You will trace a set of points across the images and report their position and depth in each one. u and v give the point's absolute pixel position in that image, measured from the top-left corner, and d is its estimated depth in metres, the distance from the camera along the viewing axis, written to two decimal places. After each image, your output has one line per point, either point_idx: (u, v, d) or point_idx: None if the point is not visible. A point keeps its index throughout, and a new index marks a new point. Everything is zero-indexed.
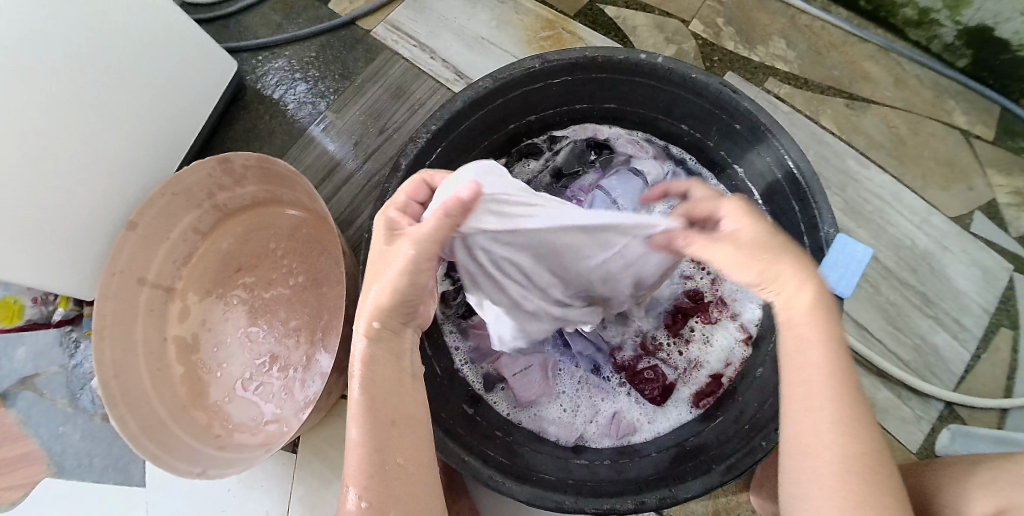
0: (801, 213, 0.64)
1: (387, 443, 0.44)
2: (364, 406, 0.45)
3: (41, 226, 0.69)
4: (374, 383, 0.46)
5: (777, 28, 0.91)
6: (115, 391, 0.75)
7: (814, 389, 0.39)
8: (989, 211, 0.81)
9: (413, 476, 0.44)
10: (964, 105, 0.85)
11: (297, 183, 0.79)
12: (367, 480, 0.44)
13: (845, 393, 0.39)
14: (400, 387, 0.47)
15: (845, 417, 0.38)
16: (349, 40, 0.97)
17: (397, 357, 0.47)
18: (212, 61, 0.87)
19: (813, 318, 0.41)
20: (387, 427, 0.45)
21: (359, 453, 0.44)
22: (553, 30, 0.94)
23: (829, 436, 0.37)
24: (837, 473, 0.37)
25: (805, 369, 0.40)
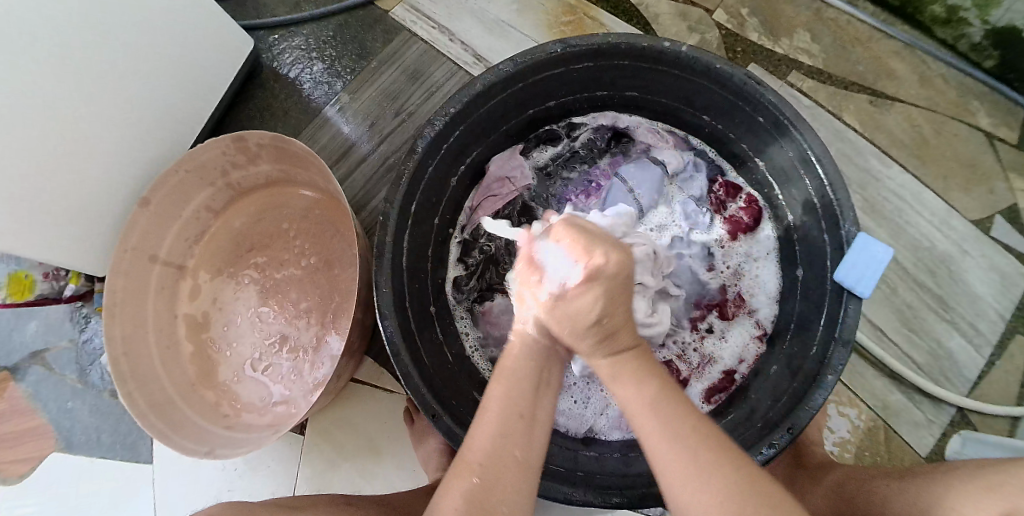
0: (822, 210, 0.63)
1: (511, 432, 0.46)
2: (501, 397, 0.48)
3: (52, 201, 0.68)
4: (513, 386, 0.48)
5: (802, 21, 0.89)
6: (124, 368, 0.75)
7: (653, 423, 0.43)
8: (1010, 216, 0.80)
9: (516, 473, 0.45)
10: (990, 106, 0.84)
11: (311, 163, 0.78)
12: (485, 461, 0.45)
13: (662, 407, 0.44)
14: (532, 393, 0.49)
15: (682, 433, 0.42)
16: (366, 19, 0.95)
17: (529, 372, 0.49)
18: (227, 37, 0.86)
19: (609, 366, 0.47)
20: (518, 421, 0.46)
21: (483, 438, 0.46)
22: (574, 15, 0.92)
23: (670, 456, 0.42)
24: (690, 485, 0.40)
25: (630, 406, 0.45)
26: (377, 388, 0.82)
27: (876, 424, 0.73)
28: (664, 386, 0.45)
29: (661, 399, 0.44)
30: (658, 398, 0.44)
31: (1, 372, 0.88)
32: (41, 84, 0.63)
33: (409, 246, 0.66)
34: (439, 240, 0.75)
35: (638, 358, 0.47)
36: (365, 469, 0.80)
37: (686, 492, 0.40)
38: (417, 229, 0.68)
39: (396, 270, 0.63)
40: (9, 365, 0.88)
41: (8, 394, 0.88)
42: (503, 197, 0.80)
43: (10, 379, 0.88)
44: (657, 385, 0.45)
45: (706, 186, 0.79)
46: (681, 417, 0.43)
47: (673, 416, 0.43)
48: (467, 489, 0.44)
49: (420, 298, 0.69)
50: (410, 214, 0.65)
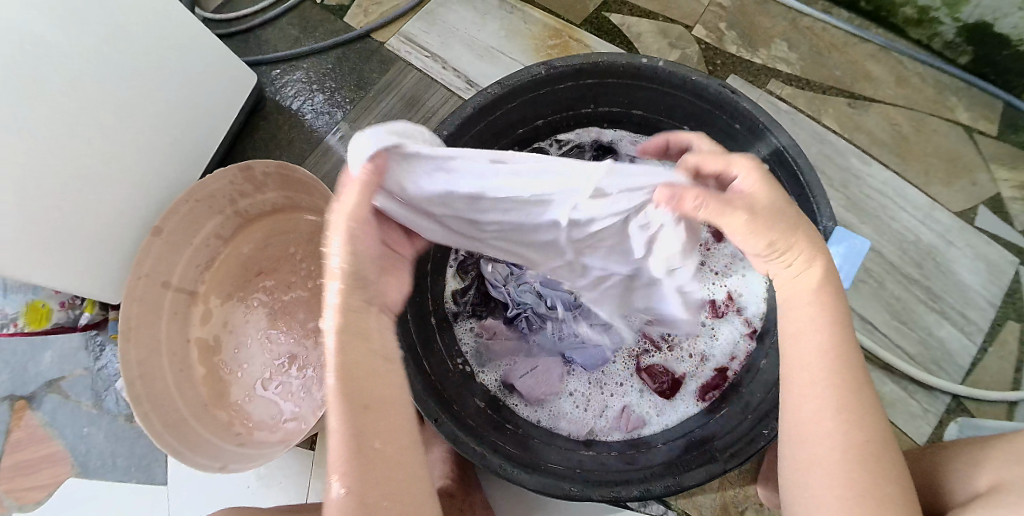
0: (801, 211, 0.66)
1: (365, 427, 0.41)
2: (341, 410, 0.41)
3: (69, 231, 0.72)
4: (343, 380, 0.42)
5: (778, 31, 0.93)
6: (139, 389, 0.78)
7: (817, 402, 0.43)
8: (993, 205, 0.81)
9: (389, 462, 0.41)
10: (967, 101, 0.86)
11: (314, 189, 0.83)
12: (349, 471, 0.40)
13: (846, 397, 0.43)
14: (372, 379, 0.43)
15: (848, 423, 0.42)
16: (363, 52, 1.00)
17: (359, 331, 0.43)
18: (232, 75, 0.91)
19: (820, 323, 0.45)
20: (364, 412, 0.41)
21: (342, 469, 0.41)
22: (559, 39, 0.97)
23: (829, 432, 0.42)
24: (836, 478, 0.41)
25: (801, 367, 0.45)
26: None
27: None
28: (850, 367, 0.44)
29: (847, 381, 0.43)
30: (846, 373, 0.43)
31: (20, 401, 0.91)
32: (59, 121, 0.68)
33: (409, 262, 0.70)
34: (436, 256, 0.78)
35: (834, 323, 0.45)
36: None
37: (818, 477, 0.42)
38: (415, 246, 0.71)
39: None
40: (26, 394, 0.92)
41: (25, 422, 0.91)
42: None
43: (27, 407, 0.91)
44: (844, 357, 0.44)
45: None
46: (856, 406, 0.43)
47: (846, 399, 0.43)
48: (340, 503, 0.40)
49: (421, 311, 0.72)
50: None
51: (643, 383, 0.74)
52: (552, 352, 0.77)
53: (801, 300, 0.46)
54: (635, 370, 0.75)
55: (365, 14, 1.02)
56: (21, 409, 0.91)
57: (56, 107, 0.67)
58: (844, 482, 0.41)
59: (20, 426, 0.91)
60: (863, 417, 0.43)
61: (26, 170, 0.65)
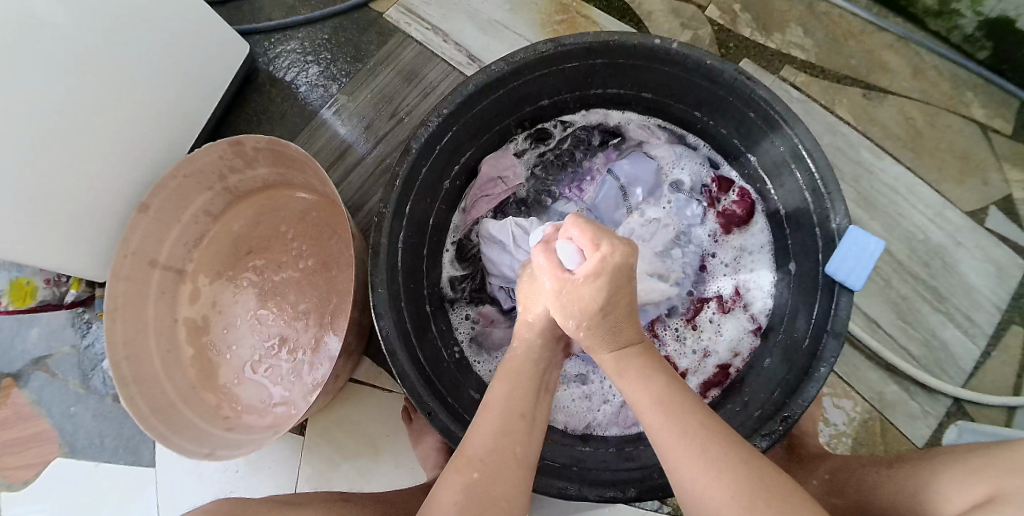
0: (813, 204, 0.64)
1: (512, 433, 0.49)
2: (503, 400, 0.51)
3: (52, 208, 0.68)
4: (516, 380, 0.53)
5: (795, 15, 0.89)
6: (126, 372, 0.76)
7: (678, 423, 0.45)
8: (1005, 206, 0.80)
9: (515, 468, 0.48)
10: (983, 97, 0.84)
11: (308, 167, 0.79)
12: (485, 457, 0.47)
13: (673, 410, 0.46)
14: (534, 398, 0.52)
15: (693, 427, 0.44)
16: (360, 21, 0.96)
17: (525, 372, 0.53)
18: (223, 44, 0.87)
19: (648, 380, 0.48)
20: (518, 421, 0.50)
21: (482, 442, 0.48)
22: (567, 15, 0.92)
23: (677, 451, 0.44)
24: (697, 473, 0.42)
25: (641, 411, 0.47)
26: (376, 388, 0.83)
27: (872, 416, 0.73)
28: (669, 384, 0.48)
29: (661, 394, 0.47)
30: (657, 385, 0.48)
31: (5, 379, 0.89)
32: (40, 92, 0.64)
33: (404, 245, 0.67)
34: (433, 239, 0.76)
35: (646, 359, 0.50)
36: (365, 468, 0.81)
37: (697, 488, 0.42)
38: (411, 229, 0.69)
39: (392, 270, 0.64)
40: (12, 372, 0.89)
41: (10, 400, 0.89)
42: (496, 196, 0.81)
43: (13, 385, 0.89)
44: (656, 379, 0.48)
45: (696, 184, 0.80)
46: (676, 410, 0.45)
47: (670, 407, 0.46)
48: (468, 483, 0.46)
49: (416, 297, 0.70)
50: (405, 215, 0.66)
51: None
52: None
53: (602, 357, 0.52)
54: None
55: None
56: (5, 387, 0.89)
57: (37, 77, 0.63)
58: (711, 467, 0.42)
59: (5, 404, 0.88)
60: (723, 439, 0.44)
61: (6, 145, 0.61)
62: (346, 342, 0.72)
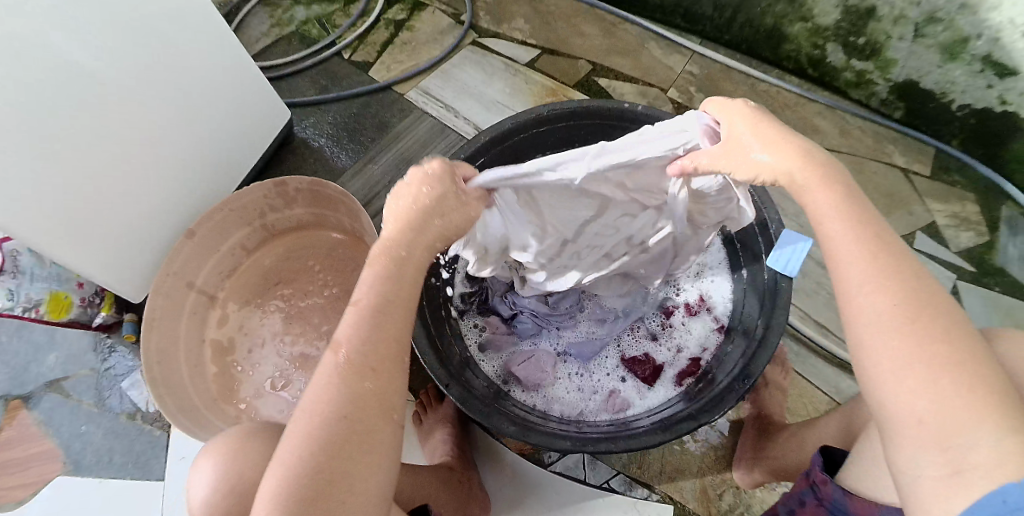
0: (756, 219, 0.74)
1: (391, 332, 0.49)
2: (378, 296, 0.50)
3: (106, 220, 0.80)
4: (388, 271, 0.50)
5: (740, 93, 1.09)
6: (157, 374, 0.84)
7: (867, 310, 0.41)
8: (931, 231, 0.92)
9: (394, 366, 0.49)
10: (902, 148, 1.00)
11: (341, 206, 0.94)
12: (367, 361, 0.48)
13: (914, 313, 0.40)
14: (410, 292, 0.52)
15: (920, 336, 0.39)
16: (385, 101, 1.16)
17: (406, 258, 0.51)
18: (272, 111, 1.05)
19: (856, 259, 0.43)
20: (398, 321, 0.50)
21: (352, 339, 0.48)
22: (555, 96, 1.13)
23: (890, 347, 0.39)
24: (900, 368, 0.39)
25: (854, 290, 0.42)
26: None
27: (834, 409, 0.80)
28: (911, 290, 0.41)
29: (902, 285, 0.41)
30: (893, 273, 0.42)
31: (16, 401, 0.96)
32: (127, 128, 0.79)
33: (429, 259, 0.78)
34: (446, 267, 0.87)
35: (888, 253, 0.42)
36: None
37: (892, 384, 0.39)
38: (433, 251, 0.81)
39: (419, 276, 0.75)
40: (24, 393, 0.96)
41: (17, 421, 0.95)
42: None
43: (22, 406, 0.96)
44: (893, 267, 0.42)
45: None
46: (921, 309, 0.40)
47: (919, 311, 0.40)
48: (352, 388, 0.47)
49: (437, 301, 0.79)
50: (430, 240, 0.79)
51: (627, 372, 0.81)
52: (548, 344, 0.83)
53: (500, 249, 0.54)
54: (621, 360, 0.82)
55: (388, 70, 1.20)
56: (14, 408, 0.96)
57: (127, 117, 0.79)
58: (923, 377, 0.38)
59: (11, 424, 0.95)
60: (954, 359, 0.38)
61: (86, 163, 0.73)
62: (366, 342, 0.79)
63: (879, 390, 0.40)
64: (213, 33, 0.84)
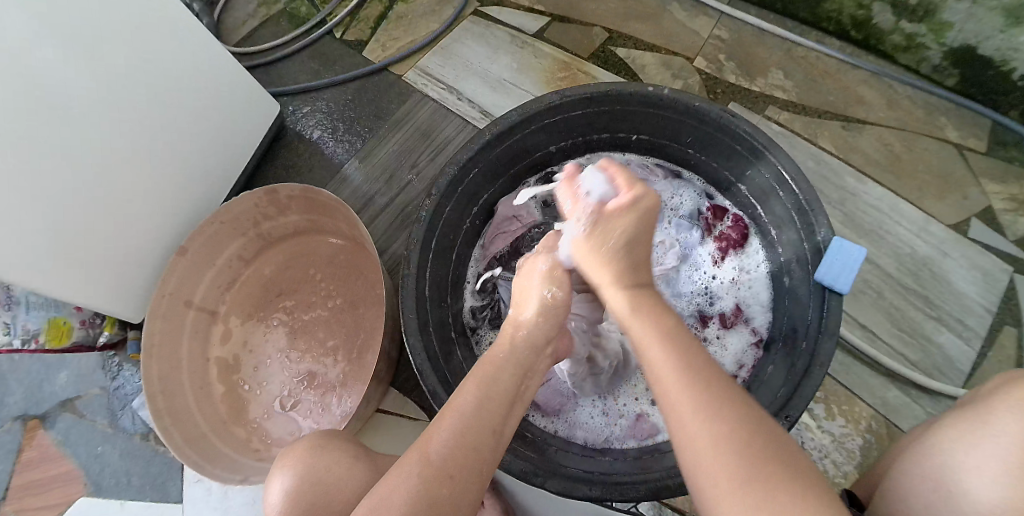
0: (821, 222, 0.65)
1: (478, 441, 0.47)
2: (475, 399, 0.50)
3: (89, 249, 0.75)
4: (491, 380, 0.51)
5: (774, 60, 0.98)
6: (160, 404, 0.80)
7: (686, 407, 0.42)
8: (986, 218, 0.85)
9: (469, 479, 0.46)
10: (957, 120, 0.90)
11: (337, 211, 0.86)
12: (445, 460, 0.46)
13: (723, 416, 0.41)
14: (506, 408, 0.50)
15: (728, 435, 0.40)
16: (381, 83, 1.06)
17: (509, 366, 0.53)
18: (258, 104, 0.96)
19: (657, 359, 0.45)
20: (488, 435, 0.48)
21: (441, 437, 0.47)
22: (568, 71, 1.02)
23: (699, 434, 0.41)
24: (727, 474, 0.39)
25: (661, 373, 0.44)
26: (402, 417, 0.86)
27: (877, 420, 0.76)
28: (716, 388, 0.43)
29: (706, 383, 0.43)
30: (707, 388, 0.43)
31: (34, 420, 0.94)
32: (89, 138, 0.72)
33: (430, 278, 0.73)
34: (453, 284, 0.82)
35: (688, 347, 0.46)
36: None
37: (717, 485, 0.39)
38: (436, 265, 0.75)
39: (421, 300, 0.69)
40: (40, 413, 0.94)
41: (36, 442, 0.93)
42: (513, 232, 0.88)
43: (39, 426, 0.93)
44: (715, 390, 0.43)
45: (694, 213, 0.87)
46: (723, 403, 0.42)
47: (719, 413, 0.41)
48: (416, 477, 0.45)
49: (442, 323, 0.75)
50: (430, 251, 0.72)
51: None
52: None
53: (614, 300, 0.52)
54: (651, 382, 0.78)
55: (382, 49, 1.09)
56: (32, 428, 0.93)
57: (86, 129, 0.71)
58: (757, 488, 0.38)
59: (31, 445, 0.93)
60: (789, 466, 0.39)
61: (47, 187, 0.68)
62: (377, 371, 0.76)
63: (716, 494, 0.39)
64: (168, 28, 0.77)
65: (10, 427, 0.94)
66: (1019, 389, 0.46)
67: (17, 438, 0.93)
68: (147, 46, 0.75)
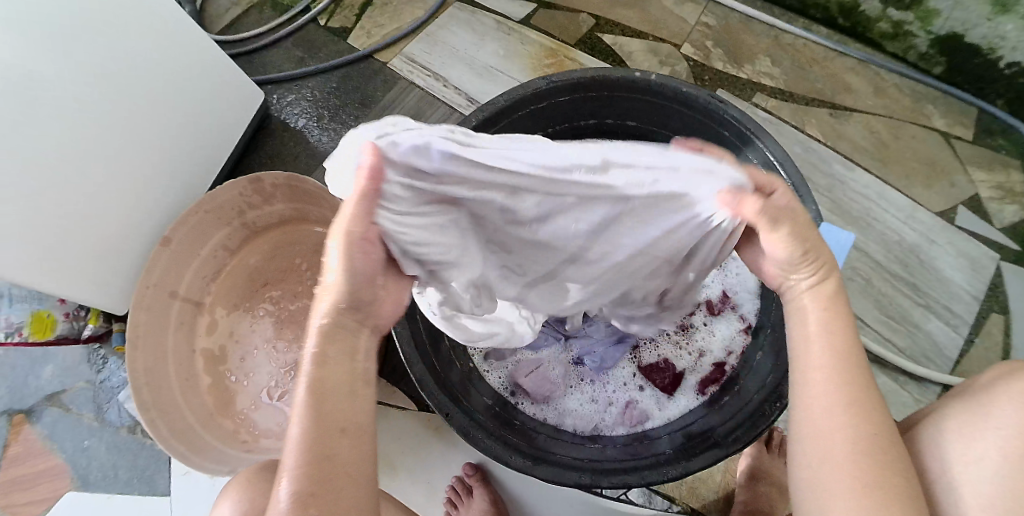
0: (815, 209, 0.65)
1: (336, 450, 0.38)
2: (311, 403, 0.38)
3: (68, 241, 0.73)
4: (321, 374, 0.39)
5: (762, 47, 0.98)
6: (146, 397, 0.79)
7: (822, 394, 0.41)
8: (973, 205, 0.85)
9: (354, 488, 0.38)
10: (944, 109, 0.91)
11: (324, 201, 0.88)
12: (311, 488, 0.36)
13: (862, 408, 0.40)
14: (348, 393, 0.40)
15: (863, 427, 0.39)
16: (367, 71, 1.04)
17: (345, 347, 0.41)
18: (240, 91, 0.95)
19: (812, 340, 0.43)
20: (342, 434, 0.38)
21: (295, 464, 0.37)
22: (555, 58, 1.01)
23: (835, 426, 0.39)
24: (846, 472, 0.38)
25: (810, 365, 0.42)
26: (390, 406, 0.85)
27: None
28: (859, 376, 0.41)
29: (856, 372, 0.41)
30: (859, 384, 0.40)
31: (19, 415, 0.92)
32: (67, 128, 0.70)
33: None
34: None
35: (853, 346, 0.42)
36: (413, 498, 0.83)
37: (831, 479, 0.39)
38: None
39: None
40: (26, 408, 0.92)
41: (22, 437, 0.91)
42: None
43: (26, 421, 0.92)
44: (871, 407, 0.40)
45: None
46: (872, 428, 0.39)
47: (863, 411, 0.40)
48: None
49: None
50: None
51: (645, 380, 0.78)
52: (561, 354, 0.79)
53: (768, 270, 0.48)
54: (638, 369, 0.79)
55: (368, 37, 1.07)
56: (18, 423, 0.92)
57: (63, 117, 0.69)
58: (869, 493, 0.37)
59: (18, 440, 0.91)
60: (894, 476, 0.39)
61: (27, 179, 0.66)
62: None
63: (818, 486, 0.39)
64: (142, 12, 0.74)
65: None
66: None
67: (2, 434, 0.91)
68: (125, 33, 0.73)
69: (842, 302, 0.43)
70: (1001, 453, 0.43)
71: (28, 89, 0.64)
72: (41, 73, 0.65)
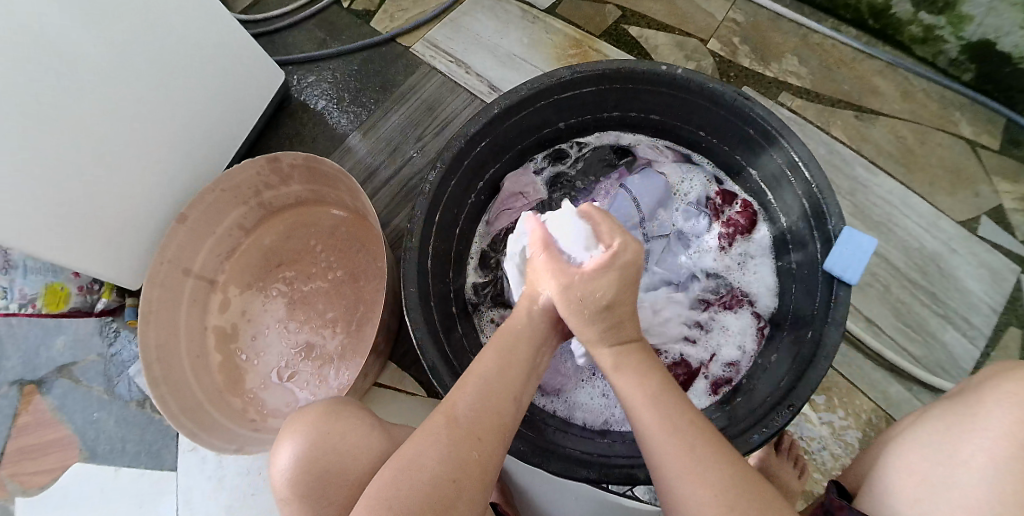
0: (838, 214, 0.64)
1: (498, 406, 0.48)
2: (494, 367, 0.50)
3: (84, 212, 0.72)
4: (506, 349, 0.52)
5: (790, 46, 0.96)
6: (157, 372, 0.79)
7: (656, 423, 0.46)
8: (996, 216, 0.84)
9: (493, 443, 0.47)
10: (972, 116, 0.89)
11: (339, 182, 0.85)
12: (472, 417, 0.47)
13: (682, 421, 0.46)
14: (524, 374, 0.51)
15: (695, 442, 0.45)
16: (389, 55, 1.03)
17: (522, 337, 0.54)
18: (261, 70, 0.94)
19: (634, 385, 0.50)
20: (509, 400, 0.49)
21: (467, 398, 0.48)
22: (579, 48, 1.00)
23: (671, 442, 0.45)
24: (697, 482, 0.43)
25: (637, 403, 0.48)
26: (398, 392, 0.86)
27: (879, 414, 0.76)
28: (672, 398, 0.48)
29: (673, 398, 0.48)
30: (679, 405, 0.47)
31: (30, 385, 0.93)
32: (86, 99, 0.69)
33: (434, 253, 0.72)
34: (456, 262, 0.81)
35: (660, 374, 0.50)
36: None
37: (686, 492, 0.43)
38: (440, 239, 0.74)
39: (423, 273, 0.68)
40: (37, 378, 0.93)
41: (34, 406, 0.92)
42: (519, 210, 0.86)
43: (37, 391, 0.92)
44: (686, 418, 0.47)
45: (704, 197, 0.86)
46: (701, 441, 0.45)
47: (685, 426, 0.46)
48: (440, 434, 0.46)
49: (443, 299, 0.75)
50: (433, 226, 0.71)
51: None
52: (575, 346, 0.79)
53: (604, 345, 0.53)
54: None
55: (390, 20, 1.06)
56: (29, 393, 0.92)
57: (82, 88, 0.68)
58: (729, 499, 0.42)
59: (28, 410, 0.92)
60: (740, 480, 0.43)
61: (44, 149, 0.66)
62: (374, 345, 0.76)
63: (688, 505, 0.43)
64: None
65: (6, 391, 0.93)
66: (1015, 383, 0.43)
67: (13, 403, 0.92)
68: (147, 5, 0.72)
69: (646, 348, 0.52)
70: (990, 456, 0.41)
71: (47, 58, 0.63)
72: (61, 41, 0.64)
